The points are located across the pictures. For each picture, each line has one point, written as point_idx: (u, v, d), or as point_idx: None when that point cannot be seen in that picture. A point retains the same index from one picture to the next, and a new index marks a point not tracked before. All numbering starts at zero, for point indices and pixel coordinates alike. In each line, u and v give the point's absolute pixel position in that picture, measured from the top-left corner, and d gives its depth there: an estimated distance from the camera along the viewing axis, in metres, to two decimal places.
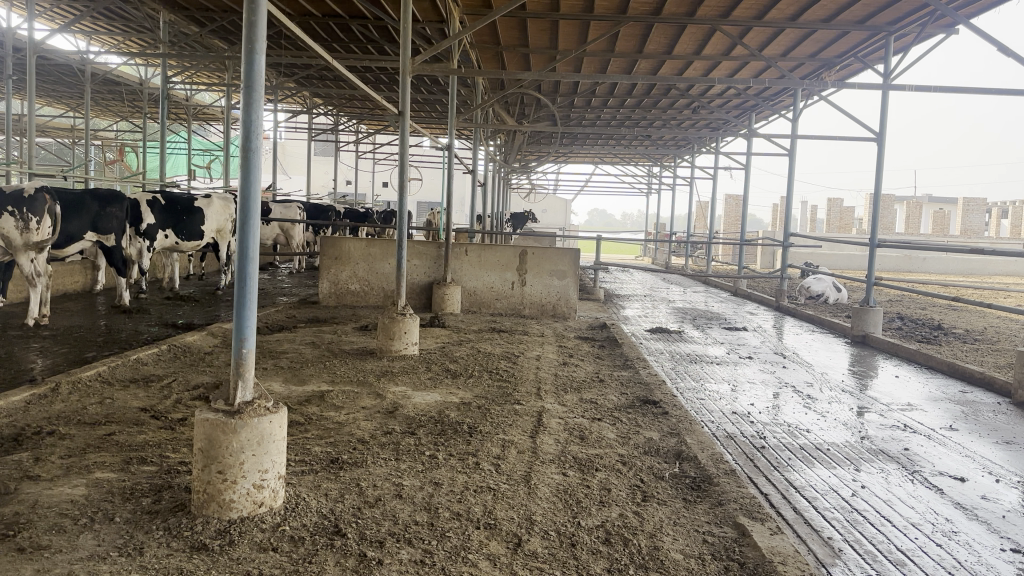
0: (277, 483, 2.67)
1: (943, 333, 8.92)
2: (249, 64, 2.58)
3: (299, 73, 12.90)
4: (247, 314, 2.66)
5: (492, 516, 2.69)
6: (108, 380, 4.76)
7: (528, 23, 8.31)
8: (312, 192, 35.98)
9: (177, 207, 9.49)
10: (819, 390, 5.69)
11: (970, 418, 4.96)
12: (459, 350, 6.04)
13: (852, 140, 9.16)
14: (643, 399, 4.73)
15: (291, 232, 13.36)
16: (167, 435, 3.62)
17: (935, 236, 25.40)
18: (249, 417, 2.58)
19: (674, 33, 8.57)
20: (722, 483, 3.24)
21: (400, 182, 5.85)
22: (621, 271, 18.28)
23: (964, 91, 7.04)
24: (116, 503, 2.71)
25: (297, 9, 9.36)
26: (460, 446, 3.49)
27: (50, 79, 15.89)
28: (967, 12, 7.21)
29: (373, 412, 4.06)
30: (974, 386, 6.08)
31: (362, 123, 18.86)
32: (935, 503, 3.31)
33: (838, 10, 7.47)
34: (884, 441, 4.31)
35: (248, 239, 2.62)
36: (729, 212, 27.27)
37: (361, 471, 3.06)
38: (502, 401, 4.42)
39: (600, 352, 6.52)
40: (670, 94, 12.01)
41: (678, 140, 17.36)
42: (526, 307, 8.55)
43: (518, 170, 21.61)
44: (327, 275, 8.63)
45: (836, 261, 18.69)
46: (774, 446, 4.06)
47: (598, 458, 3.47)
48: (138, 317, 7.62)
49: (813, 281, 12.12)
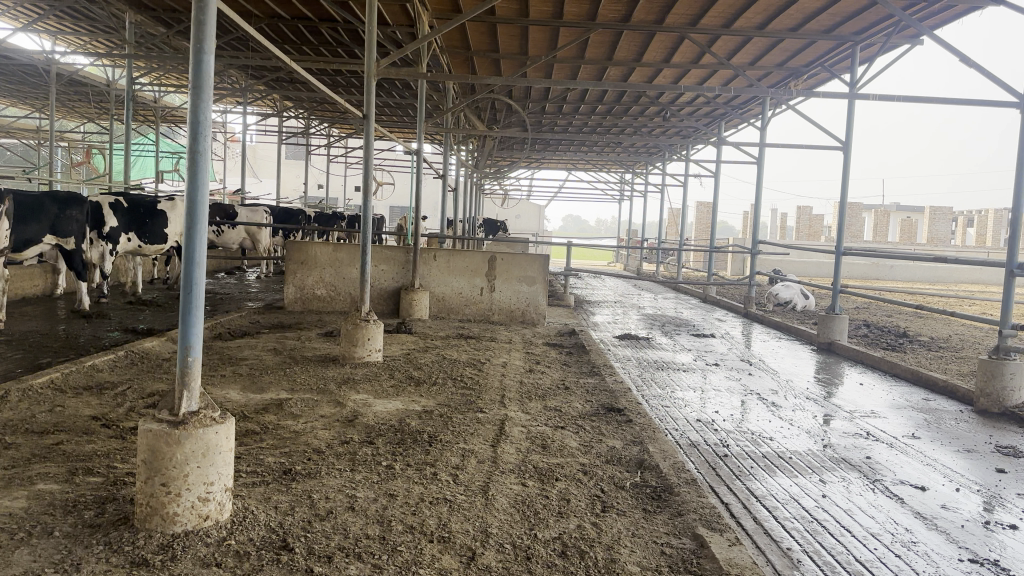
0: (224, 495, 2.60)
1: (908, 340, 9.00)
2: (196, 65, 2.50)
3: (268, 75, 12.78)
4: (193, 323, 2.58)
5: (447, 529, 2.63)
6: (61, 387, 4.63)
7: (497, 28, 8.28)
8: (283, 195, 35.81)
9: (139, 210, 9.32)
10: (784, 397, 5.70)
11: (933, 425, 4.99)
12: (424, 356, 5.98)
13: (821, 148, 9.25)
14: (608, 407, 4.70)
15: (258, 236, 13.20)
16: (116, 445, 3.52)
17: (901, 244, 25.84)
18: (194, 427, 2.51)
19: (644, 40, 8.59)
20: (683, 492, 3.21)
21: (364, 186, 5.74)
22: (592, 276, 18.31)
23: (928, 100, 7.13)
24: (56, 516, 2.60)
25: (264, 10, 9.24)
26: (418, 455, 3.42)
27: (13, 78, 15.56)
28: (931, 23, 7.32)
29: (332, 421, 3.98)
30: (937, 394, 6.13)
31: (334, 127, 18.71)
32: (896, 513, 3.30)
33: (804, 20, 7.52)
34: (846, 449, 4.32)
35: (193, 246, 2.54)
36: (700, 219, 27.54)
37: (314, 483, 2.99)
38: (464, 409, 4.37)
39: (566, 358, 6.49)
40: (640, 102, 12.07)
41: (648, 147, 17.47)
42: (496, 313, 8.50)
43: (491, 176, 21.63)
44: (293, 280, 8.49)
45: (804, 268, 18.92)
46: (737, 454, 4.04)
47: (559, 467, 3.43)
48: (98, 322, 7.45)
49: (781, 287, 12.17)
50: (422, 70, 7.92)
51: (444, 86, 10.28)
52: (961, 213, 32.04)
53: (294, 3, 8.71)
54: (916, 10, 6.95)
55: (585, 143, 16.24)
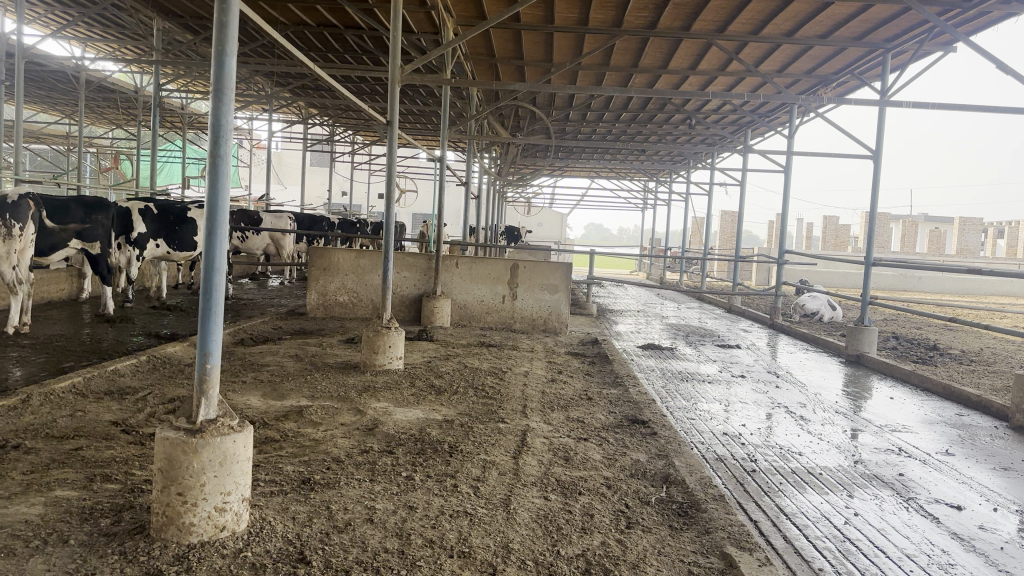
0: (241, 505, 2.55)
1: (938, 353, 8.80)
2: (218, 65, 2.47)
3: (294, 82, 12.83)
4: (212, 329, 2.54)
5: (467, 543, 2.57)
6: (82, 392, 4.62)
7: (522, 35, 8.24)
8: (307, 202, 36.10)
9: (168, 216, 9.37)
10: (812, 411, 5.57)
11: (967, 442, 4.85)
12: (446, 365, 5.91)
13: (849, 156, 9.09)
14: (632, 419, 4.61)
15: (282, 242, 13.24)
16: (135, 451, 3.49)
17: (931, 255, 25.44)
18: (211, 436, 2.46)
19: (670, 47, 8.50)
20: (710, 509, 3.11)
21: (388, 193, 5.69)
22: (615, 285, 18.20)
23: (963, 108, 6.97)
24: (73, 524, 2.57)
25: (291, 17, 9.27)
26: (439, 466, 3.36)
27: (44, 84, 15.77)
28: (966, 29, 7.19)
29: (352, 429, 3.93)
30: (970, 409, 5.97)
31: (358, 134, 18.78)
32: (932, 533, 3.19)
33: (834, 27, 7.41)
34: (878, 465, 4.19)
35: (213, 251, 2.50)
36: (724, 228, 27.34)
37: (333, 493, 2.93)
38: (486, 419, 4.30)
39: (590, 368, 6.41)
40: (665, 109, 11.95)
41: (673, 155, 17.32)
42: (518, 320, 8.43)
43: (514, 183, 21.59)
44: (316, 286, 8.49)
45: (831, 279, 18.70)
46: (765, 469, 3.94)
47: (582, 480, 3.34)
48: (122, 326, 7.47)
49: (808, 298, 11.94)
50: (447, 77, 7.88)
51: (468, 94, 10.25)
52: (991, 224, 31.51)
53: (321, 10, 8.74)
54: (951, 16, 6.83)
55: (610, 149, 16.16)
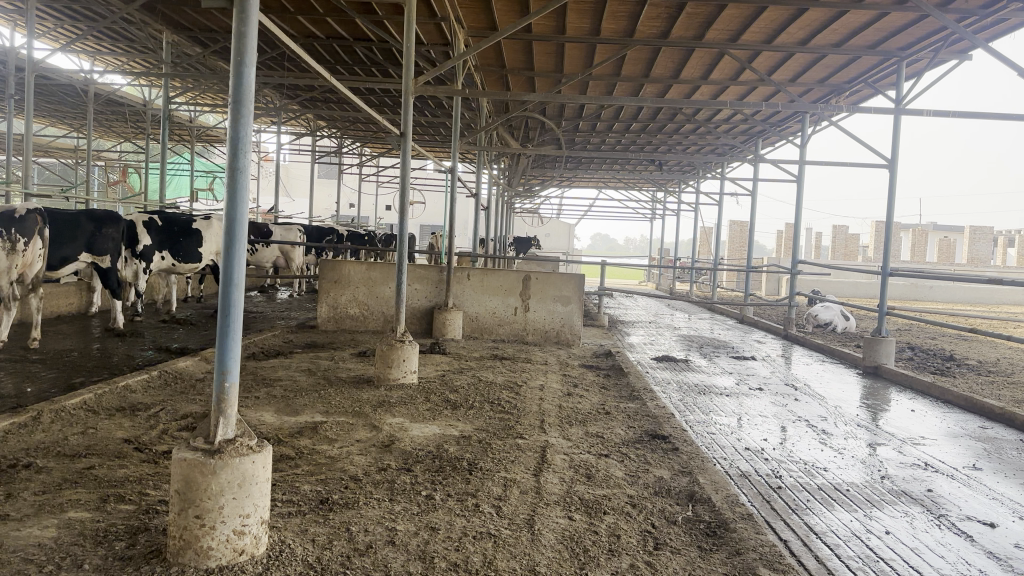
0: (260, 528, 2.48)
1: (955, 364, 8.69)
2: (237, 77, 2.41)
3: (303, 94, 12.83)
4: (230, 346, 2.47)
5: (492, 567, 2.49)
6: (93, 408, 4.56)
7: (533, 45, 8.19)
8: (315, 213, 36.22)
9: (173, 228, 9.32)
10: (834, 425, 5.45)
11: (993, 456, 4.74)
12: (460, 378, 5.84)
13: (862, 165, 8.99)
14: (652, 434, 4.53)
15: (291, 255, 13.22)
16: (148, 470, 3.42)
17: (943, 266, 25.28)
18: (230, 456, 2.39)
19: (682, 56, 8.45)
20: (739, 529, 3.03)
21: (401, 205, 5.57)
22: (626, 296, 18.16)
23: (980, 115, 6.90)
24: (87, 548, 2.50)
25: (301, 30, 9.25)
26: (460, 485, 3.28)
27: (54, 98, 15.80)
28: (983, 36, 7.13)
29: (368, 446, 3.86)
30: (994, 422, 5.85)
31: (367, 146, 18.78)
32: (967, 552, 3.09)
33: (849, 35, 7.37)
34: (906, 481, 4.09)
35: (232, 267, 2.44)
36: (732, 237, 27.30)
37: (353, 514, 2.86)
38: (503, 435, 4.22)
39: (605, 381, 6.33)
40: (676, 119, 11.92)
41: (682, 164, 17.30)
42: (530, 333, 8.35)
43: (523, 194, 21.59)
44: (326, 299, 8.45)
45: (841, 289, 18.62)
46: (791, 486, 3.85)
47: (606, 499, 3.26)
48: (132, 340, 7.42)
49: (820, 308, 11.80)
50: (458, 86, 7.82)
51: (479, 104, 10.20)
52: (1001, 235, 31.34)
53: (331, 21, 8.70)
54: (967, 23, 6.77)
55: (619, 160, 16.14)
